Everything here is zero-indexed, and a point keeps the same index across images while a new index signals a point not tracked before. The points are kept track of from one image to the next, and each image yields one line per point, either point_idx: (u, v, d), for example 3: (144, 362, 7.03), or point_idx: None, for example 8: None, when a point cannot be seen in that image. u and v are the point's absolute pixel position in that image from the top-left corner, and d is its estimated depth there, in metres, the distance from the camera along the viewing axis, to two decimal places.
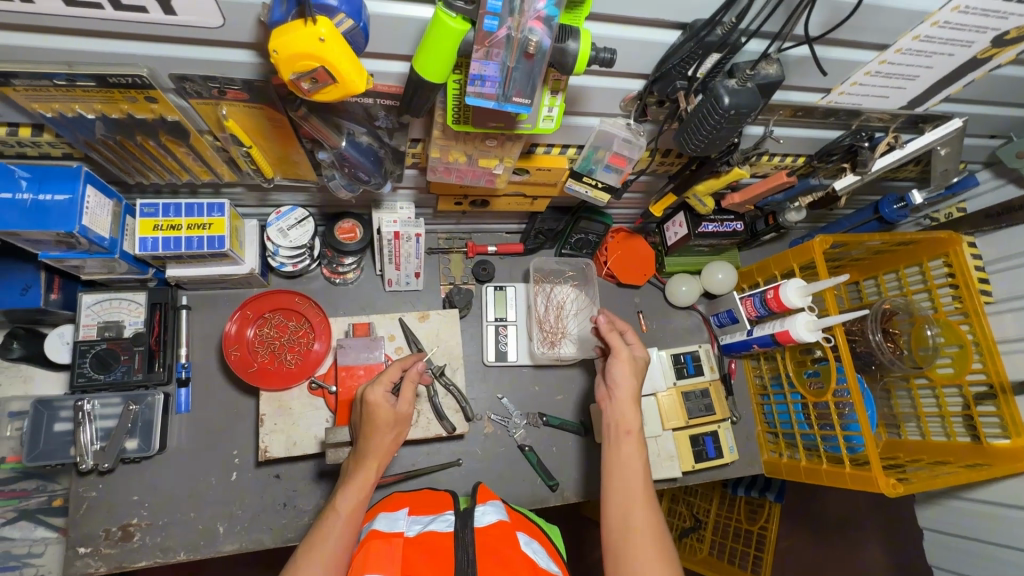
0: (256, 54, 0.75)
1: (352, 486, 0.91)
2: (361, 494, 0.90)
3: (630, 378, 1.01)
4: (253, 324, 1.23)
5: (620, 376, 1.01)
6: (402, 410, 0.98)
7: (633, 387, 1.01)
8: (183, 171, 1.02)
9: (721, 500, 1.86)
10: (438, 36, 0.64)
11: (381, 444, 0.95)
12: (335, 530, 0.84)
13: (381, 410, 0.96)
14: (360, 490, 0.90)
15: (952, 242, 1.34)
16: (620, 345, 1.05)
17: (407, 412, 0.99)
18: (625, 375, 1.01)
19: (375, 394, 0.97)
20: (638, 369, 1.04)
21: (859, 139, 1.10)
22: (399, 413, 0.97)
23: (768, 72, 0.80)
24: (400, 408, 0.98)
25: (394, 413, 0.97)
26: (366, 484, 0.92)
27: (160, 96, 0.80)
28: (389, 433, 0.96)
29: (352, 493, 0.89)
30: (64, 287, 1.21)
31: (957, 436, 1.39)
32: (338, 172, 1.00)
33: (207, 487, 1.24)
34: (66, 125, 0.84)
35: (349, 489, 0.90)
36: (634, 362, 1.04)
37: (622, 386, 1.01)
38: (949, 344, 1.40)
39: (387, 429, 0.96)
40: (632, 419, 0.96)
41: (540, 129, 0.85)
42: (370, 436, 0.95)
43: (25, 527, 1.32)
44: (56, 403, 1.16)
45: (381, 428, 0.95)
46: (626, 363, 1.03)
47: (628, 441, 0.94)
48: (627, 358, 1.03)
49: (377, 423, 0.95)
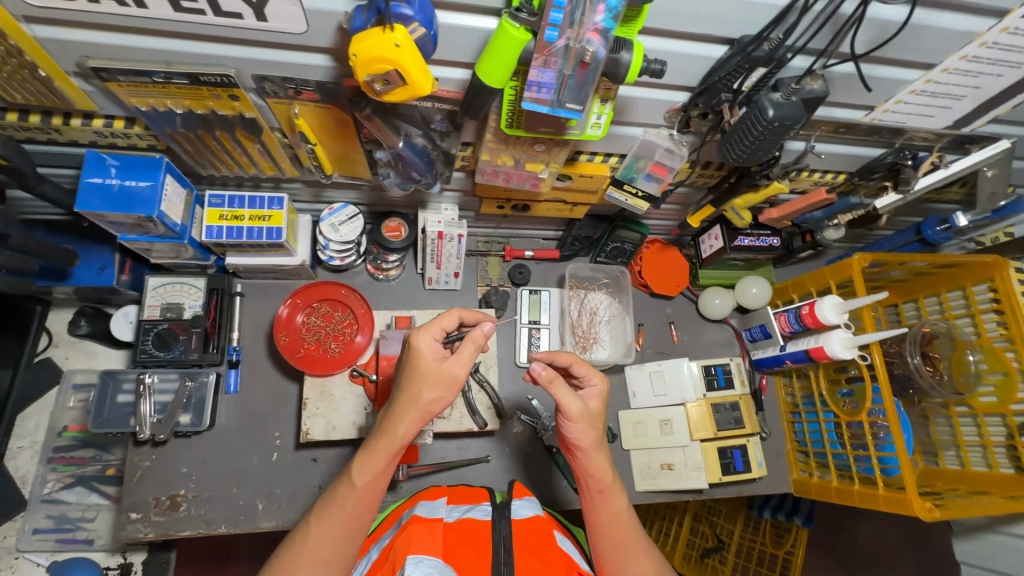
0: (331, 59, 0.82)
1: (370, 454, 0.86)
2: (382, 464, 0.86)
3: (589, 434, 0.94)
4: (302, 312, 1.30)
5: (579, 435, 0.94)
6: (456, 372, 0.87)
7: (595, 440, 0.95)
8: (250, 165, 1.11)
9: (746, 523, 1.82)
10: (503, 46, 0.69)
11: (424, 400, 0.86)
12: (351, 500, 0.84)
13: (430, 363, 0.87)
14: (381, 461, 0.86)
15: (998, 266, 1.31)
16: (568, 397, 0.93)
17: (462, 374, 0.88)
18: (584, 433, 0.94)
19: (423, 342, 0.87)
20: (595, 421, 0.96)
21: (902, 157, 1.12)
22: (454, 373, 0.87)
23: (813, 88, 0.84)
24: (455, 369, 0.87)
25: (445, 370, 0.87)
26: (392, 452, 0.87)
27: (243, 95, 0.88)
28: (438, 392, 0.87)
29: (370, 464, 0.86)
30: (134, 270, 1.30)
31: (1000, 467, 1.33)
32: (393, 171, 1.07)
33: (249, 465, 1.30)
34: (157, 119, 0.93)
35: (368, 460, 0.86)
36: (588, 414, 0.95)
37: (586, 446, 0.94)
38: (992, 372, 1.36)
39: (438, 387, 0.87)
40: (606, 474, 0.95)
41: (588, 135, 0.90)
42: (417, 390, 0.87)
43: (80, 493, 1.42)
44: (120, 375, 1.25)
45: (429, 384, 0.86)
46: (582, 421, 0.94)
47: (608, 493, 0.94)
48: (579, 416, 0.93)
49: (426, 377, 0.86)
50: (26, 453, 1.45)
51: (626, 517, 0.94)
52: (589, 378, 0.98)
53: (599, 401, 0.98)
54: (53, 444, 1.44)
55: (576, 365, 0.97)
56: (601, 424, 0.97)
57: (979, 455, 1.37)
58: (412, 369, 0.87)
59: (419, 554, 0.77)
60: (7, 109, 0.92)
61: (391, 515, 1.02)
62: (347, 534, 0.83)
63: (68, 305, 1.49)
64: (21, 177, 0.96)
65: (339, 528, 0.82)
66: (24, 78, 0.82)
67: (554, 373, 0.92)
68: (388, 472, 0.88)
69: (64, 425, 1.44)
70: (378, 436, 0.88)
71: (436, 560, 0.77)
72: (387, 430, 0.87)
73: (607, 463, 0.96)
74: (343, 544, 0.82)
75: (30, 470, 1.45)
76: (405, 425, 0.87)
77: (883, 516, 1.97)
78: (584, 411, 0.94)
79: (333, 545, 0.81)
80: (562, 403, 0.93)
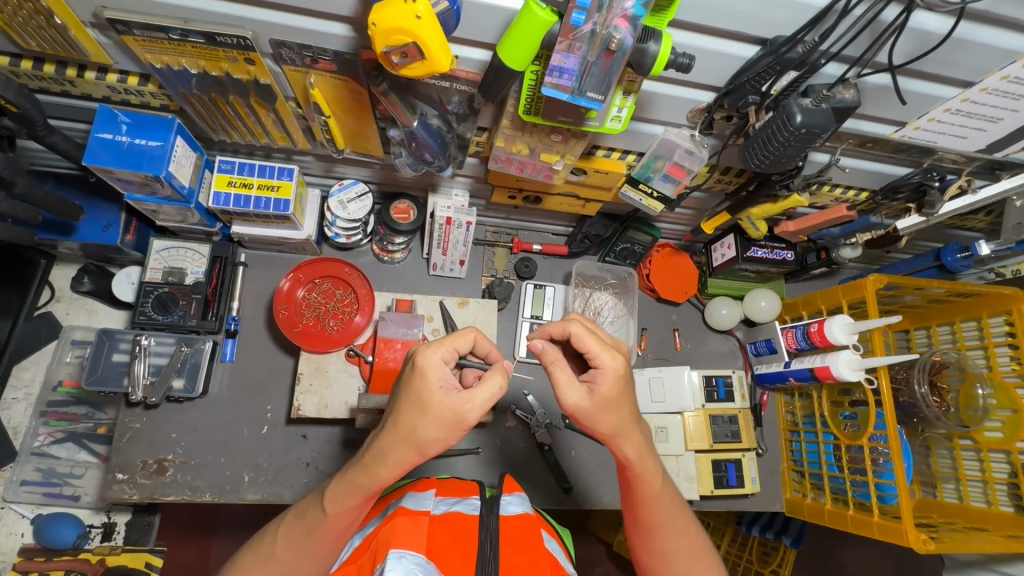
0: (351, 28, 0.80)
1: (344, 487, 0.79)
2: (357, 500, 0.79)
3: (606, 427, 0.81)
4: (304, 286, 1.29)
5: (594, 423, 0.81)
6: (469, 413, 0.73)
7: (615, 429, 0.81)
8: (262, 133, 1.09)
9: (733, 538, 1.80)
10: (524, 23, 0.67)
11: (419, 438, 0.74)
12: (321, 527, 0.81)
13: (433, 392, 0.73)
14: (357, 497, 0.79)
15: (1016, 299, 1.28)
16: (568, 383, 0.79)
17: (472, 417, 0.74)
18: (600, 425, 0.81)
19: (431, 363, 0.74)
20: (606, 412, 0.79)
21: (929, 178, 1.07)
22: (461, 411, 0.73)
23: (844, 97, 0.79)
24: (462, 407, 0.73)
25: (450, 404, 0.73)
26: (368, 494, 0.79)
27: (258, 59, 0.86)
28: (437, 432, 0.73)
29: (344, 497, 0.79)
30: (139, 231, 1.30)
31: (999, 504, 1.30)
32: (405, 150, 1.04)
33: (239, 435, 1.30)
34: (170, 77, 0.91)
35: (341, 494, 0.79)
36: (593, 409, 0.79)
37: (608, 436, 0.82)
38: (1000, 407, 1.32)
39: (437, 425, 0.73)
40: (640, 462, 0.84)
41: (608, 129, 0.87)
42: (413, 425, 0.74)
43: (71, 449, 1.44)
44: (117, 334, 1.24)
45: (428, 420, 0.73)
46: (590, 416, 0.80)
47: (641, 480, 0.86)
48: (582, 412, 0.80)
49: (427, 410, 0.73)
50: (20, 404, 1.46)
51: (650, 497, 0.87)
52: (601, 355, 0.79)
53: (609, 388, 0.79)
54: (47, 398, 1.45)
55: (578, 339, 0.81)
56: (618, 412, 0.80)
57: (979, 490, 1.34)
58: (413, 395, 0.74)
59: (403, 549, 0.74)
60: (23, 55, 0.91)
61: (379, 502, 1.00)
62: (315, 553, 0.82)
63: (72, 261, 1.49)
64: (30, 125, 0.95)
65: (306, 547, 0.82)
66: (41, 24, 0.81)
67: (553, 356, 0.79)
68: (362, 505, 0.81)
69: (59, 379, 1.45)
70: (358, 470, 0.78)
71: (420, 557, 0.74)
72: (369, 467, 0.77)
73: (641, 449, 0.83)
74: (309, 557, 0.82)
75: (22, 422, 1.45)
76: (391, 465, 0.76)
77: (869, 546, 1.94)
78: (585, 407, 0.79)
79: (301, 559, 0.82)
80: (560, 391, 0.79)
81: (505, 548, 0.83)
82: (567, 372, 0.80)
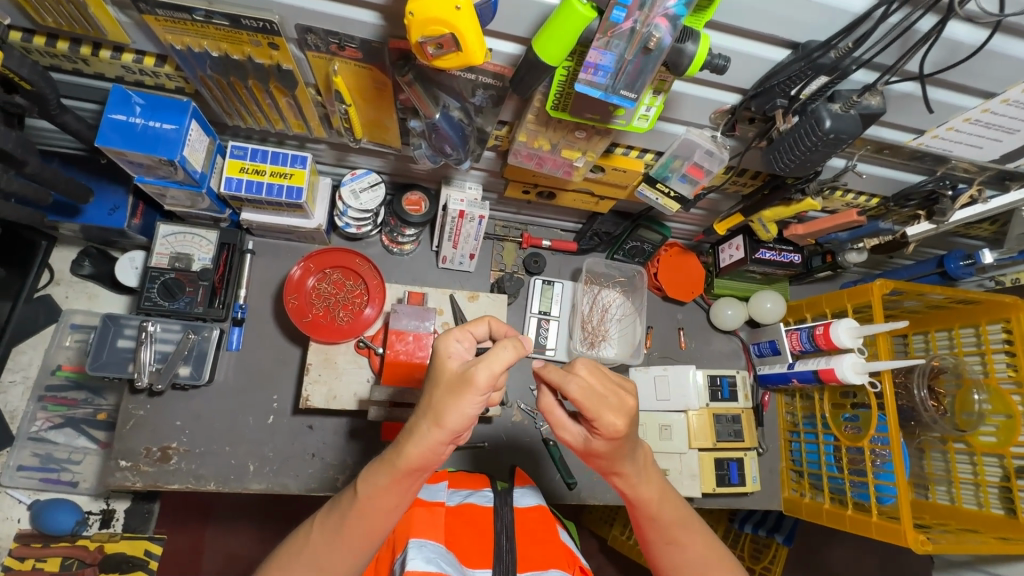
0: (379, 16, 0.79)
1: (376, 470, 0.75)
2: (389, 483, 0.74)
3: (610, 466, 0.83)
4: (314, 276, 1.28)
5: (595, 463, 0.83)
6: (476, 374, 0.69)
7: (617, 469, 0.83)
8: (278, 119, 1.07)
9: (727, 534, 1.85)
10: (564, 20, 0.66)
11: (435, 409, 0.71)
12: (354, 512, 0.76)
13: (443, 364, 0.73)
14: (388, 479, 0.74)
15: (1016, 307, 1.30)
16: (562, 425, 0.82)
17: (479, 377, 0.69)
18: (603, 464, 0.83)
19: (440, 340, 0.76)
20: (605, 457, 0.81)
21: (942, 186, 1.10)
22: (467, 374, 0.69)
23: (871, 103, 0.80)
24: (468, 370, 0.70)
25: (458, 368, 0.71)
26: (398, 474, 0.73)
27: (283, 44, 0.85)
28: (451, 399, 0.70)
29: (375, 478, 0.75)
30: (145, 215, 1.28)
31: (991, 507, 1.32)
32: (425, 142, 1.03)
33: (244, 425, 1.28)
34: (189, 59, 0.89)
35: (373, 475, 0.75)
36: (591, 454, 0.81)
37: (616, 473, 0.83)
38: (994, 413, 1.34)
39: (448, 393, 0.71)
40: (647, 490, 0.85)
41: (634, 126, 0.88)
42: (429, 397, 0.73)
43: (69, 435, 1.42)
44: (122, 320, 1.22)
45: (440, 391, 0.71)
46: (590, 458, 0.83)
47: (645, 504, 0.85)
48: (582, 453, 0.83)
49: (438, 381, 0.72)
50: (17, 388, 1.43)
51: (643, 517, 0.86)
52: (599, 420, 0.74)
53: (603, 444, 0.78)
54: (44, 383, 1.43)
55: (578, 402, 0.74)
56: (619, 457, 0.80)
57: (971, 493, 1.37)
58: (429, 373, 0.75)
59: (422, 538, 0.74)
60: (35, 31, 0.89)
61: None
62: (347, 547, 0.76)
63: (74, 244, 1.46)
64: (42, 104, 0.92)
65: (337, 537, 0.76)
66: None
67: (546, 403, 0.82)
68: (397, 493, 0.75)
69: (58, 363, 1.43)
70: (391, 450, 0.75)
71: (439, 546, 0.75)
72: (398, 446, 0.74)
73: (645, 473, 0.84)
74: (339, 552, 0.76)
75: (19, 406, 1.43)
76: (415, 442, 0.72)
77: (857, 545, 1.99)
78: (582, 450, 0.82)
79: (333, 553, 0.76)
80: (555, 430, 0.83)
81: (521, 539, 0.84)
82: (563, 416, 0.82)
